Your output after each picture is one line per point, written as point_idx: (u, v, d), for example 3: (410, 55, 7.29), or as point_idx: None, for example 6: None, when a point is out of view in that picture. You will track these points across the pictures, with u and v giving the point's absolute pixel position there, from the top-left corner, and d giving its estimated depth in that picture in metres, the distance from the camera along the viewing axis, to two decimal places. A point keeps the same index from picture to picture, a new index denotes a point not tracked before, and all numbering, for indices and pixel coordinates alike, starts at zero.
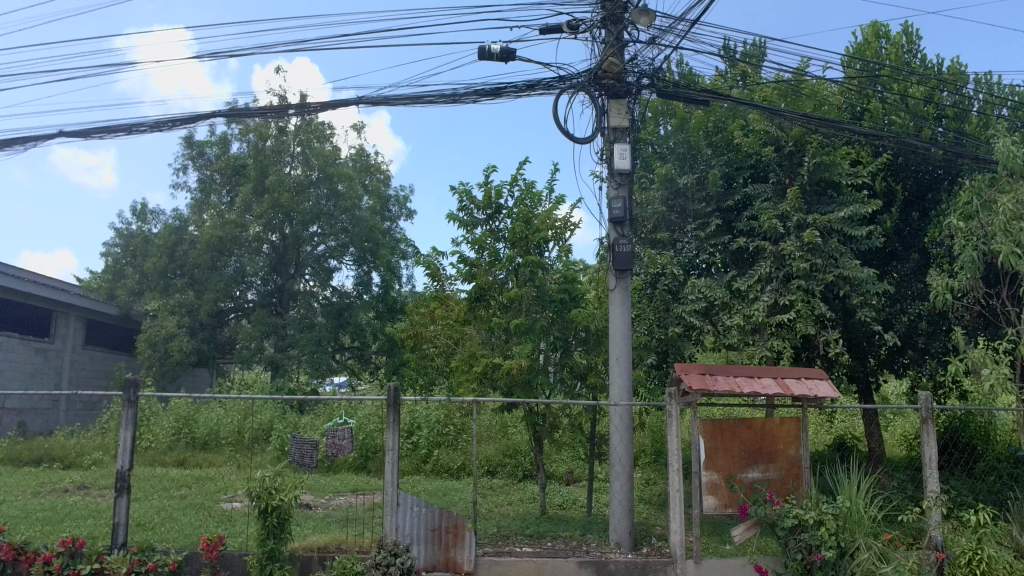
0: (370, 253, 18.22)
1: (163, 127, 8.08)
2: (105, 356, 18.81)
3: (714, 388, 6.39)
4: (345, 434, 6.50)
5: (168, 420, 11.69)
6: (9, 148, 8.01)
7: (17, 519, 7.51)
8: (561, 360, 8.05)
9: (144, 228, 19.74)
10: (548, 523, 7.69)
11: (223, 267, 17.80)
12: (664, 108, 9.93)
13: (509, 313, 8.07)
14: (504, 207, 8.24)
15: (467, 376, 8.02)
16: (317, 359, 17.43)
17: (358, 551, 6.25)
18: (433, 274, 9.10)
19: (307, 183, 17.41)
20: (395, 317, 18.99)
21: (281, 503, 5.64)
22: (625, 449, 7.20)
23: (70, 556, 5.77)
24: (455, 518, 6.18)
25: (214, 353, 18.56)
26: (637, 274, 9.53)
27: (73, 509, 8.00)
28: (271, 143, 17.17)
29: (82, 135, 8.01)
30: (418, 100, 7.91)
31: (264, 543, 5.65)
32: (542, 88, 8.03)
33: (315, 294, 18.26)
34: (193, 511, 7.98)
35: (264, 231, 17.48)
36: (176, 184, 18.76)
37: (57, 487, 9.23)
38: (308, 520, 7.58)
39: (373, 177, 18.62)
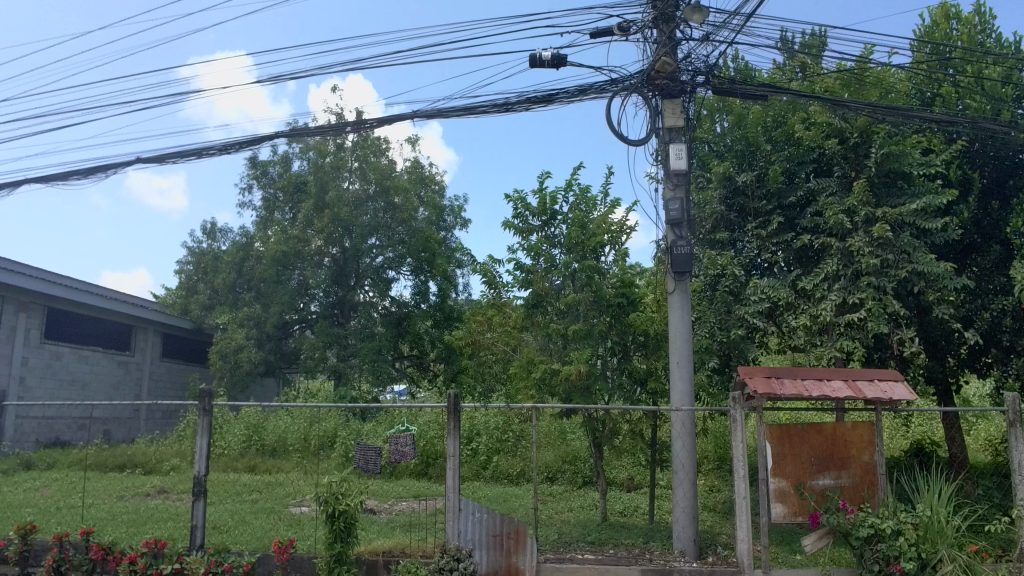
0: (427, 263, 18.62)
1: (231, 150, 8.47)
2: (180, 368, 19.78)
3: (780, 392, 6.15)
4: (408, 440, 6.57)
5: (240, 428, 12.19)
6: (91, 176, 8.54)
7: (105, 521, 8.00)
8: (620, 365, 7.93)
9: (213, 246, 20.68)
10: (610, 530, 7.58)
11: (287, 281, 18.37)
12: (720, 104, 9.67)
13: (567, 319, 8.01)
14: (559, 213, 8.24)
15: (526, 383, 8.04)
16: (378, 367, 17.81)
17: (421, 555, 6.34)
18: (489, 283, 9.14)
19: (365, 198, 17.89)
20: (451, 325, 19.33)
21: (347, 508, 5.77)
22: (688, 456, 7.03)
23: (153, 557, 6.02)
24: (515, 524, 6.17)
25: (281, 363, 19.19)
26: (696, 276, 9.32)
27: (154, 512, 8.43)
28: (330, 160, 17.76)
29: (158, 160, 8.49)
30: (470, 111, 8.01)
31: (332, 546, 5.77)
32: (593, 91, 7.97)
33: (375, 304, 18.65)
34: (264, 515, 8.28)
35: (325, 244, 18.02)
36: (242, 203, 19.58)
37: (139, 492, 9.78)
38: (373, 525, 7.74)
39: (428, 188, 19.01)
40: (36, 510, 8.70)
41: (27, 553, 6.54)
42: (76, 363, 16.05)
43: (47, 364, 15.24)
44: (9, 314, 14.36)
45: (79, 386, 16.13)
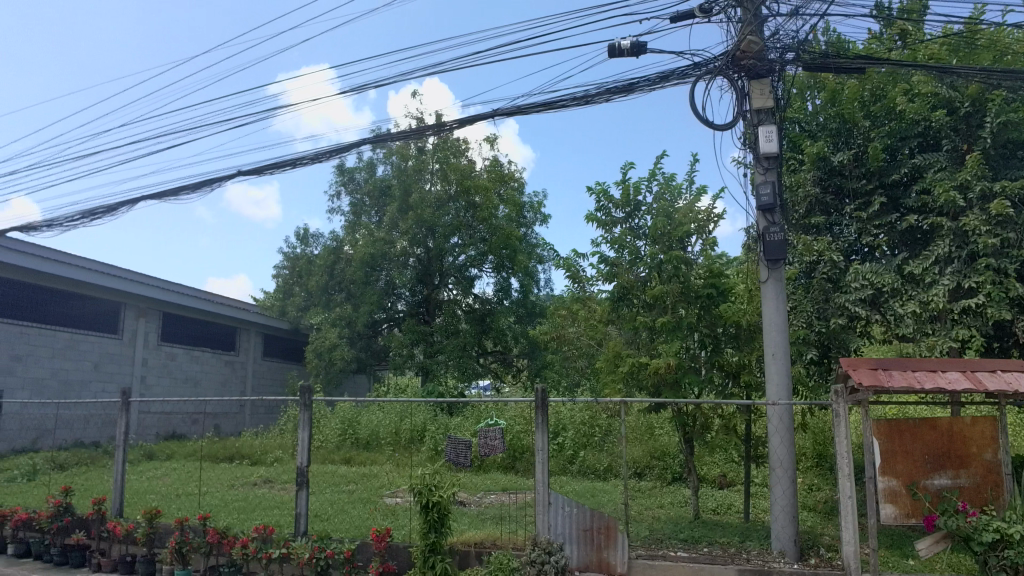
0: (508, 260, 18.87)
1: (321, 158, 8.79)
2: (280, 366, 20.93)
3: (889, 385, 5.71)
4: (497, 434, 6.63)
5: (336, 422, 12.73)
6: (198, 190, 9.09)
7: (219, 508, 8.58)
8: (711, 358, 7.63)
9: (306, 251, 21.71)
10: (703, 528, 7.34)
11: (375, 282, 18.84)
12: (811, 81, 9.13)
13: (653, 311, 7.82)
14: (643, 204, 8.06)
15: (613, 376, 7.90)
16: (463, 363, 18.18)
17: (513, 547, 6.39)
18: (573, 276, 8.95)
19: (446, 198, 18.30)
20: (534, 320, 19.64)
21: (441, 500, 5.89)
22: (787, 452, 6.69)
23: (263, 541, 6.37)
24: (606, 520, 6.11)
25: (371, 361, 19.76)
26: (790, 263, 8.86)
27: (262, 500, 8.97)
28: (412, 163, 18.25)
29: (257, 172, 8.95)
30: (549, 107, 7.68)
31: (426, 536, 5.90)
32: (675, 77, 7.68)
33: (458, 302, 19.11)
34: (360, 505, 8.62)
35: (410, 245, 18.48)
36: (332, 208, 20.46)
37: (248, 481, 10.44)
38: (464, 516, 7.91)
39: (508, 185, 19.10)
40: (159, 497, 9.47)
41: (154, 535, 7.10)
42: (188, 363, 17.33)
43: (163, 364, 16.55)
44: (130, 319, 15.79)
45: (191, 384, 17.40)
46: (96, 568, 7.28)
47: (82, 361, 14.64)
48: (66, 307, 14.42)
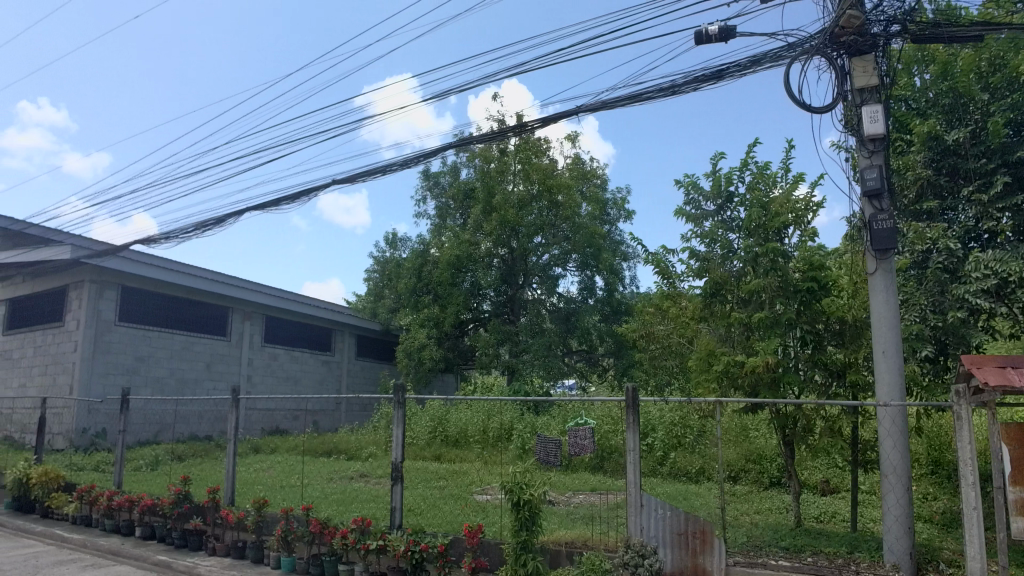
0: (592, 258, 18.76)
1: (410, 164, 8.88)
2: (372, 365, 21.72)
3: (1021, 385, 5.13)
4: (587, 434, 6.54)
5: (426, 419, 13.07)
6: (296, 201, 9.47)
7: (320, 500, 8.99)
8: (813, 356, 7.18)
9: (395, 254, 22.38)
10: (806, 537, 6.92)
11: (461, 283, 19.14)
12: (920, 54, 8.48)
13: (749, 307, 7.48)
14: (736, 195, 7.73)
15: (706, 376, 7.61)
16: (549, 363, 18.17)
17: (605, 548, 6.30)
18: (662, 273, 8.66)
19: (529, 198, 18.33)
20: (620, 318, 19.50)
21: (531, 498, 5.89)
22: (901, 457, 6.18)
23: (361, 532, 6.61)
24: (702, 523, 5.87)
25: (458, 361, 20.15)
26: (899, 253, 8.23)
27: (358, 494, 9.32)
28: (495, 165, 18.45)
29: (350, 180, 9.21)
30: (635, 99, 7.25)
31: (518, 534, 5.91)
32: (768, 60, 7.29)
33: (543, 301, 19.17)
34: (452, 501, 8.77)
35: (494, 246, 18.67)
36: (419, 213, 21.02)
37: (345, 475, 10.91)
38: (554, 515, 7.89)
39: (590, 183, 19.11)
40: (266, 488, 10.05)
41: (262, 523, 7.56)
42: (289, 363, 18.30)
43: (266, 364, 17.56)
44: (237, 322, 16.86)
45: (292, 382, 18.36)
46: (211, 552, 7.82)
47: (196, 361, 15.81)
48: (181, 311, 15.68)
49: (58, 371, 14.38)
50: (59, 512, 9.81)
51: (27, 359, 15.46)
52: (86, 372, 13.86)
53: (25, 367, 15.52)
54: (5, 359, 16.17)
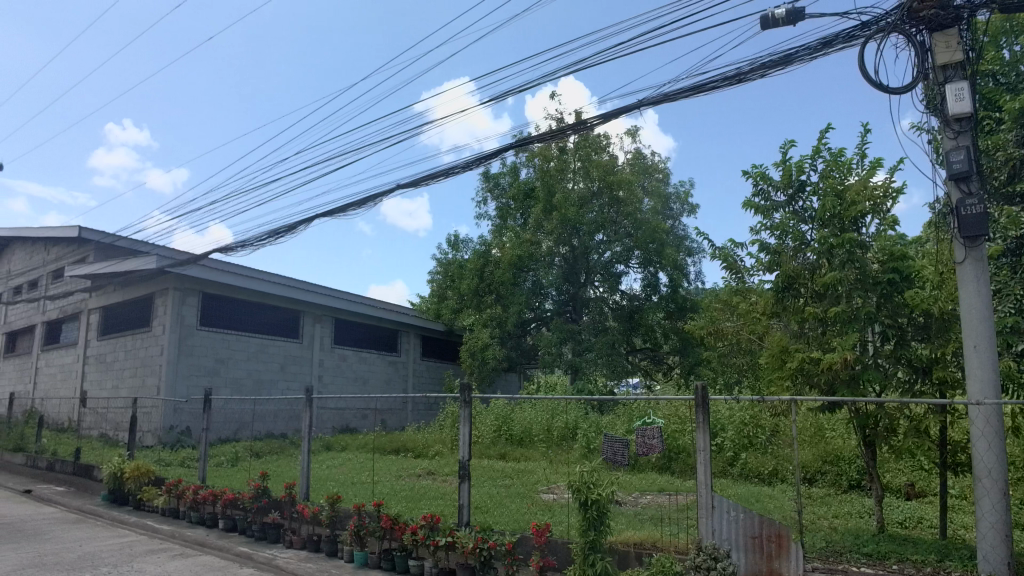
0: (656, 254, 18.44)
1: (471, 166, 8.90)
2: (437, 366, 22.06)
3: None
4: (655, 433, 6.44)
5: (490, 418, 13.17)
6: (362, 206, 9.68)
7: (390, 496, 9.20)
8: (896, 352, 6.77)
9: (457, 256, 22.65)
10: (890, 543, 6.56)
11: (522, 283, 19.16)
12: (1007, 25, 7.97)
13: (825, 301, 7.16)
14: (808, 184, 7.41)
15: (779, 373, 7.35)
16: (613, 361, 18.01)
17: (675, 550, 6.16)
18: (730, 268, 8.46)
19: (589, 196, 18.17)
20: (685, 315, 19.12)
21: (599, 498, 5.85)
22: (996, 460, 5.76)
23: (430, 529, 6.73)
24: (778, 528, 5.68)
25: (521, 360, 20.20)
26: (990, 240, 7.68)
27: (426, 491, 9.49)
28: (555, 164, 18.33)
29: (413, 184, 9.33)
30: (699, 90, 7.04)
31: (586, 534, 5.86)
32: (840, 42, 6.95)
33: (605, 300, 19.01)
34: (518, 499, 8.81)
35: (555, 245, 18.61)
36: (480, 214, 21.19)
37: (413, 472, 11.12)
38: (621, 516, 7.77)
39: (652, 177, 18.84)
40: (339, 484, 10.37)
41: (336, 518, 7.80)
42: (357, 363, 18.82)
43: (336, 364, 18.13)
44: (308, 324, 17.48)
45: (360, 383, 18.89)
46: (289, 545, 8.13)
47: (271, 362, 16.49)
48: (256, 315, 16.40)
49: (146, 373, 15.33)
50: (150, 504, 10.45)
51: (119, 362, 16.54)
52: (171, 373, 14.70)
53: (117, 369, 16.61)
54: (100, 362, 17.35)
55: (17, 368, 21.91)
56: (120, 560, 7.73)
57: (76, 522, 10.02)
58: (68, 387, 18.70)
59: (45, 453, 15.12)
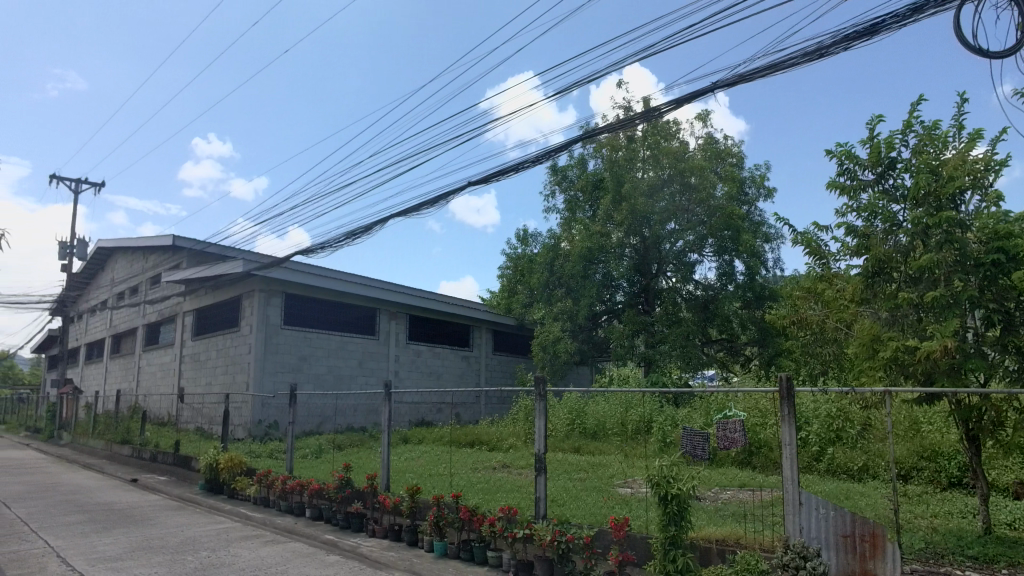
0: (730, 241, 17.88)
1: (542, 160, 8.79)
2: (509, 359, 22.22)
3: None
4: (737, 427, 6.20)
5: (563, 412, 13.16)
6: (435, 205, 9.79)
7: (467, 488, 9.35)
8: (1002, 338, 6.27)
9: (526, 250, 22.69)
10: (998, 545, 6.08)
11: (593, 275, 18.98)
12: None
13: (920, 285, 6.70)
14: (899, 161, 6.96)
15: (871, 363, 6.94)
16: (688, 353, 17.53)
17: (760, 548, 5.92)
18: (814, 254, 8.10)
19: (660, 184, 17.77)
20: (764, 304, 18.48)
21: (680, 492, 5.71)
22: None
23: (508, 521, 6.83)
24: (873, 527, 5.34)
25: (593, 353, 20.06)
26: None
27: (501, 483, 9.59)
28: (623, 153, 18.05)
29: (484, 181, 9.32)
30: (776, 68, 6.71)
31: (666, 529, 5.75)
32: (932, 6, 6.45)
33: (678, 290, 18.63)
34: (595, 493, 8.74)
35: (626, 236, 18.32)
36: (548, 208, 21.11)
37: (489, 465, 11.26)
38: (701, 512, 7.58)
39: (725, 162, 18.26)
40: (417, 476, 10.65)
41: (416, 509, 8.01)
42: (431, 358, 19.22)
43: (411, 359, 18.60)
44: (384, 321, 17.98)
45: (434, 377, 19.27)
46: (371, 534, 8.41)
47: (350, 358, 17.08)
48: (334, 313, 17.01)
49: (236, 370, 16.21)
50: (243, 494, 11.05)
51: (211, 360, 17.58)
52: (259, 370, 15.48)
53: (210, 367, 17.66)
54: (195, 361, 18.50)
55: (123, 368, 23.66)
56: (217, 545, 8.23)
57: (178, 509, 10.74)
58: (167, 384, 20.03)
59: (148, 445, 16.27)
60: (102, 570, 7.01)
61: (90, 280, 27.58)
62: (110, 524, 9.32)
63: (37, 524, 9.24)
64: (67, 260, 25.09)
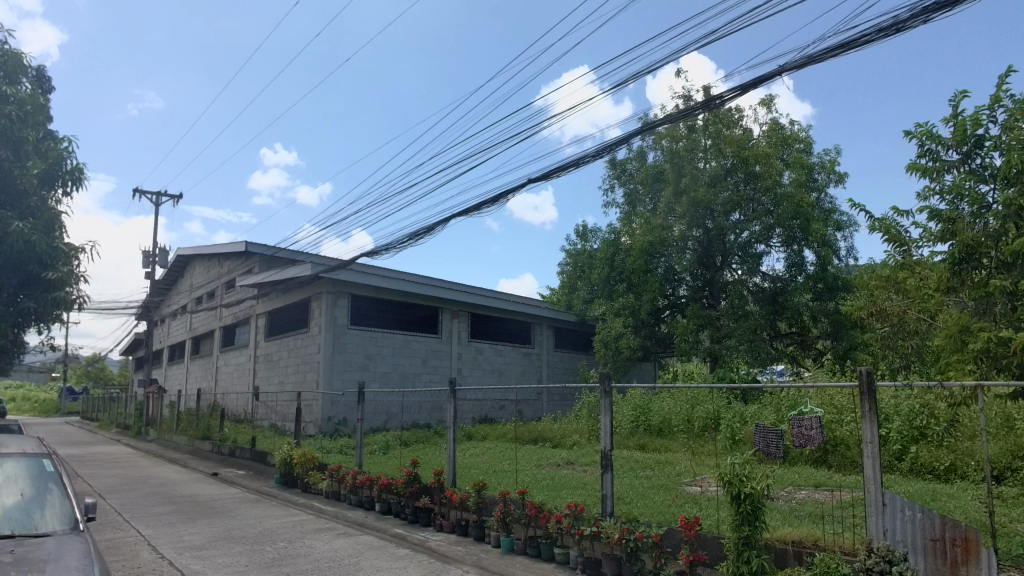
0: (800, 231, 17.16)
1: (602, 153, 8.66)
2: (571, 356, 22.12)
3: None
4: (813, 424, 5.94)
5: (628, 409, 12.97)
6: (496, 203, 9.81)
7: (532, 485, 9.36)
8: None
9: (586, 246, 22.50)
10: None
11: (655, 269, 18.63)
12: None
13: (1015, 272, 6.23)
14: (987, 139, 6.55)
15: (961, 356, 6.49)
16: (756, 347, 16.99)
17: (841, 551, 5.65)
18: (893, 241, 7.80)
19: (723, 174, 17.27)
20: (836, 295, 17.71)
21: (753, 492, 5.52)
22: None
23: (574, 518, 6.75)
24: (965, 531, 4.98)
25: (657, 348, 19.71)
26: None
27: (566, 480, 9.54)
28: (683, 143, 17.54)
29: (545, 177, 9.25)
30: (848, 47, 6.38)
31: (739, 529, 5.57)
32: None
33: (745, 282, 18.09)
34: (662, 491, 8.58)
35: (688, 228, 17.88)
36: (608, 202, 20.85)
37: (553, 462, 11.25)
38: (775, 512, 7.31)
39: (792, 148, 17.55)
40: (482, 472, 10.74)
41: (482, 504, 8.08)
42: (493, 356, 19.36)
43: (474, 357, 18.79)
44: (447, 319, 18.22)
45: (497, 375, 19.40)
46: (439, 528, 8.53)
47: (414, 356, 17.41)
48: (399, 312, 17.39)
49: (307, 369, 16.80)
50: (315, 488, 11.44)
51: (283, 359, 18.27)
52: (328, 368, 15.99)
53: (283, 366, 18.37)
54: (268, 360, 19.28)
55: (203, 368, 24.93)
56: (293, 537, 8.55)
57: (256, 502, 11.23)
58: (243, 383, 20.95)
59: (227, 441, 17.08)
60: (188, 557, 7.41)
61: (171, 286, 29.17)
62: (195, 516, 9.83)
63: (130, 514, 9.86)
64: (150, 268, 26.64)
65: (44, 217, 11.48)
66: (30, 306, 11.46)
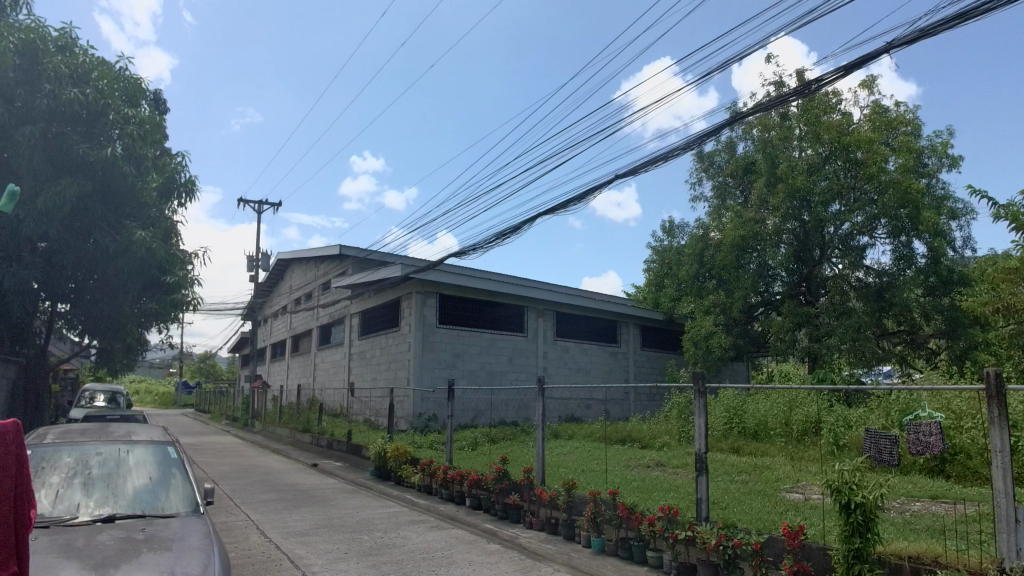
0: (908, 221, 15.95)
1: (693, 146, 8.35)
2: (659, 356, 21.65)
3: None
4: (933, 430, 5.47)
5: (720, 410, 12.55)
6: (583, 200, 9.69)
7: (622, 485, 9.25)
8: None
9: (673, 242, 21.90)
10: None
11: (747, 265, 17.90)
12: None
13: None
14: None
15: None
16: (860, 346, 15.97)
17: (966, 570, 5.18)
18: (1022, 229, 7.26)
19: (821, 162, 16.37)
20: (951, 290, 16.37)
21: (865, 500, 5.17)
22: None
23: (668, 521, 6.61)
24: None
25: (750, 348, 18.89)
26: None
27: (657, 482, 9.33)
28: (776, 133, 16.98)
29: (633, 173, 9.01)
30: (967, 17, 5.84)
31: (850, 540, 5.24)
32: None
33: (847, 277, 17.06)
34: (760, 498, 8.25)
35: (782, 222, 17.03)
36: (696, 197, 20.24)
37: (642, 463, 11.04)
38: (887, 524, 6.83)
39: (898, 132, 16.38)
40: (570, 470, 10.69)
41: (572, 503, 8.05)
42: (579, 354, 19.25)
43: (560, 356, 18.78)
44: (532, 318, 18.29)
45: (583, 374, 19.27)
46: (530, 526, 8.58)
47: (501, 355, 17.60)
48: (485, 311, 17.63)
49: (398, 366, 17.37)
50: (408, 481, 11.81)
51: (376, 357, 18.99)
52: (418, 366, 16.45)
53: (375, 364, 19.09)
54: (362, 358, 20.08)
55: (302, 365, 26.34)
56: (389, 527, 8.87)
57: (353, 493, 11.74)
58: (339, 379, 21.93)
59: (325, 434, 17.95)
60: (293, 543, 7.83)
61: (273, 288, 30.94)
62: (297, 504, 10.38)
63: (240, 500, 10.54)
64: (254, 271, 28.43)
65: (163, 226, 12.48)
66: (153, 307, 12.58)
